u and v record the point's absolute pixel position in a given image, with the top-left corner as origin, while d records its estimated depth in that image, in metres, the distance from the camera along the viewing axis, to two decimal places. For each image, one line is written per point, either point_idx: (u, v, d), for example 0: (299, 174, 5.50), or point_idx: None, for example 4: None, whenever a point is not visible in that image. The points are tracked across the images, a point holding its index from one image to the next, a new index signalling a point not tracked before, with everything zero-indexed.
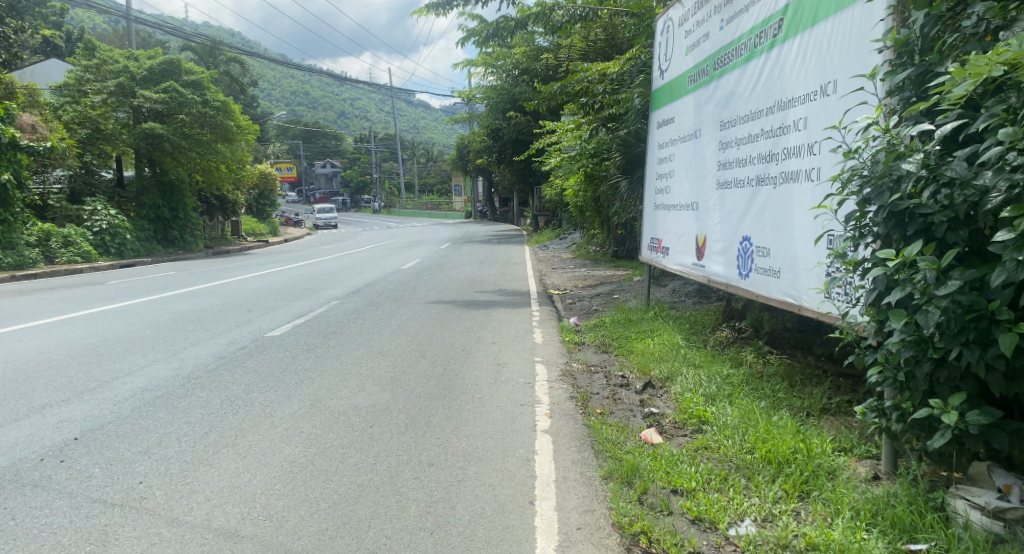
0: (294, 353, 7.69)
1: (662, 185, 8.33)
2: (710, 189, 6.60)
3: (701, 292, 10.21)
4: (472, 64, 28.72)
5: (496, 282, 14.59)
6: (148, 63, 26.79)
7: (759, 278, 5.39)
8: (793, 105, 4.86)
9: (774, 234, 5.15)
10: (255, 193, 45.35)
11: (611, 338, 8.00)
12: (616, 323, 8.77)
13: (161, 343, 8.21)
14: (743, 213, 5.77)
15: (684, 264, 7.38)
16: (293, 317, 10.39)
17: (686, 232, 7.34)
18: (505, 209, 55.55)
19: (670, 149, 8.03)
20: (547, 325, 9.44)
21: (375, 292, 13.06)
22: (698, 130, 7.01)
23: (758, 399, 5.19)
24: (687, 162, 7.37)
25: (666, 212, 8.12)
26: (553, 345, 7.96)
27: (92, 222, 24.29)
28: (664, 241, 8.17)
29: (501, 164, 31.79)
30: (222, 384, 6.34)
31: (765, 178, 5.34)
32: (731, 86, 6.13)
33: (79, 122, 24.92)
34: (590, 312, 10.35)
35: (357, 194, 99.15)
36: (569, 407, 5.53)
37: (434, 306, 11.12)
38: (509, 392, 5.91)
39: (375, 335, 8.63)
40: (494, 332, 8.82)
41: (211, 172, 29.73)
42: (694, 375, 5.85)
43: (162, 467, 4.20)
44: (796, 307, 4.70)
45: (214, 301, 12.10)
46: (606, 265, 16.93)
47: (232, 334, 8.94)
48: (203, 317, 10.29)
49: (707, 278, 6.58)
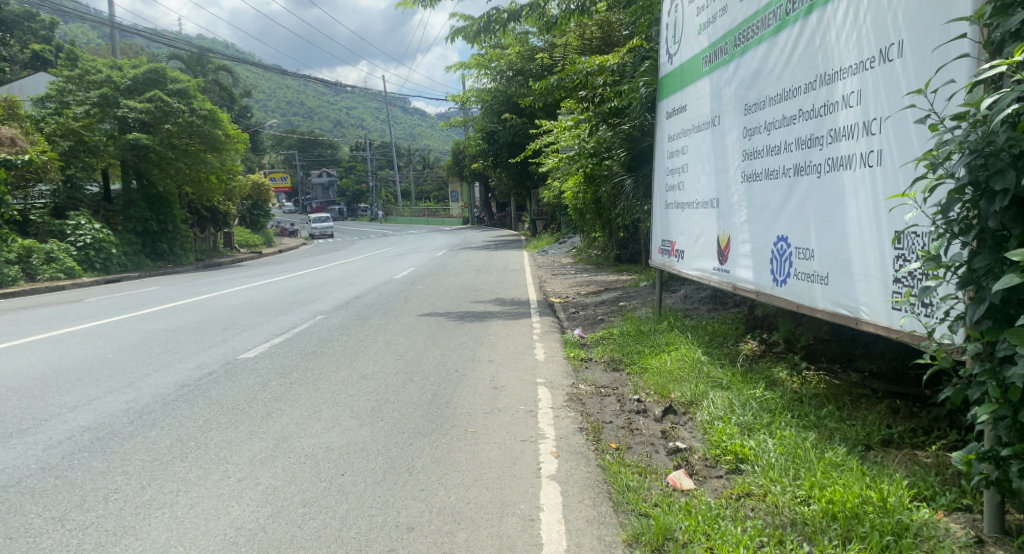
0: (266, 379, 6.85)
1: (674, 181, 7.52)
2: (733, 184, 5.81)
3: (716, 297, 9.41)
4: (466, 66, 28.06)
5: (493, 290, 13.77)
6: (131, 72, 26.01)
7: (800, 285, 4.59)
8: (842, 77, 4.08)
9: (820, 232, 4.35)
10: (248, 204, 44.60)
11: (622, 354, 7.17)
12: (625, 336, 7.92)
13: (122, 370, 7.37)
14: (776, 209, 4.98)
15: (703, 269, 6.57)
16: (273, 335, 9.56)
17: (703, 233, 6.54)
18: (502, 213, 55.08)
19: (683, 141, 7.22)
20: (549, 338, 8.60)
21: (364, 305, 12.24)
22: (716, 117, 6.23)
23: (804, 429, 4.37)
24: (704, 154, 6.56)
25: (680, 211, 7.31)
26: (558, 362, 7.13)
27: (76, 237, 23.45)
28: (677, 243, 7.35)
29: (497, 168, 31.06)
30: (177, 419, 5.49)
31: (805, 166, 4.56)
32: (757, 64, 5.35)
33: (61, 134, 23.86)
34: (596, 322, 9.56)
35: (353, 203, 98.38)
36: (578, 442, 4.71)
37: (426, 319, 10.29)
38: (506, 423, 5.08)
39: (359, 355, 7.78)
40: (491, 347, 8.02)
41: (200, 183, 29.01)
42: (722, 399, 5.02)
43: (74, 542, 3.37)
44: (854, 320, 3.91)
45: (191, 318, 11.26)
46: (609, 269, 16.17)
47: (201, 357, 8.10)
48: (174, 338, 9.45)
49: (732, 285, 5.78)
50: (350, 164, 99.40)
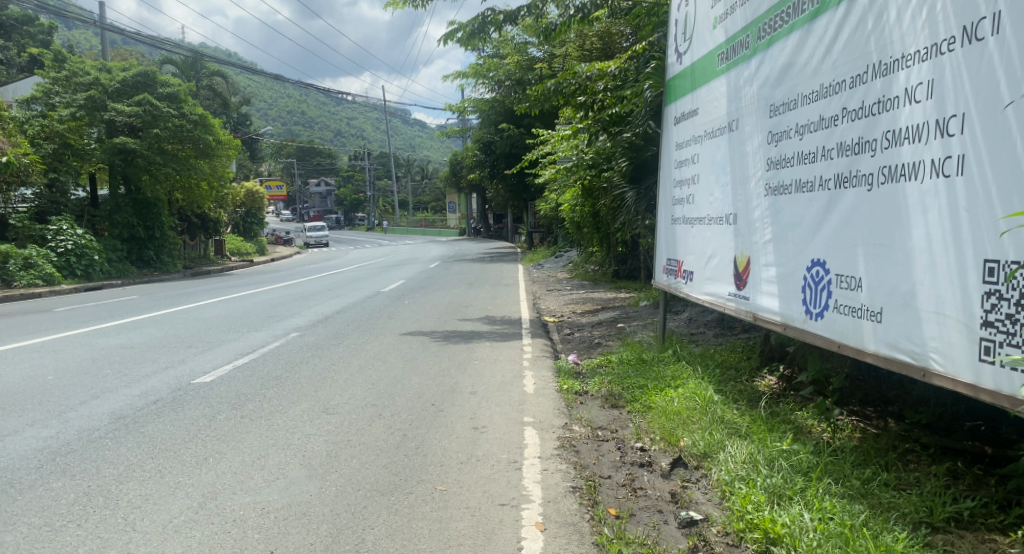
0: (213, 411, 5.98)
1: (681, 194, 6.72)
2: (755, 197, 5.01)
3: (724, 321, 8.65)
4: (463, 74, 27.38)
5: (484, 307, 12.94)
6: (120, 75, 25.14)
7: (842, 320, 3.79)
8: (905, 66, 3.31)
9: (871, 258, 3.55)
10: (241, 211, 43.76)
11: (620, 387, 6.34)
12: (625, 365, 7.08)
13: (57, 396, 6.53)
14: (811, 227, 4.18)
15: (716, 294, 5.76)
16: (237, 355, 8.69)
17: (717, 252, 5.74)
18: (499, 225, 54.36)
19: (693, 148, 6.42)
20: (540, 364, 7.76)
21: (345, 321, 11.37)
22: (733, 121, 5.45)
23: (849, 499, 3.55)
24: (718, 162, 5.77)
25: (689, 227, 6.50)
26: (548, 396, 6.30)
27: (57, 242, 22.60)
28: (686, 263, 6.54)
29: (494, 179, 30.24)
30: (94, 464, 4.61)
31: (849, 177, 3.78)
32: (787, 56, 4.56)
33: (45, 137, 23.33)
34: (593, 346, 8.75)
35: (350, 212, 97.36)
36: (569, 508, 3.89)
37: (407, 340, 9.43)
38: (483, 479, 4.24)
39: (327, 383, 6.92)
40: (476, 374, 7.20)
41: (190, 189, 28.22)
42: (743, 455, 4.21)
43: None
44: (921, 372, 3.12)
45: (155, 334, 10.38)
46: (607, 285, 15.41)
47: (150, 381, 7.22)
48: (128, 358, 8.57)
49: (753, 315, 4.97)
50: (348, 173, 98.62)
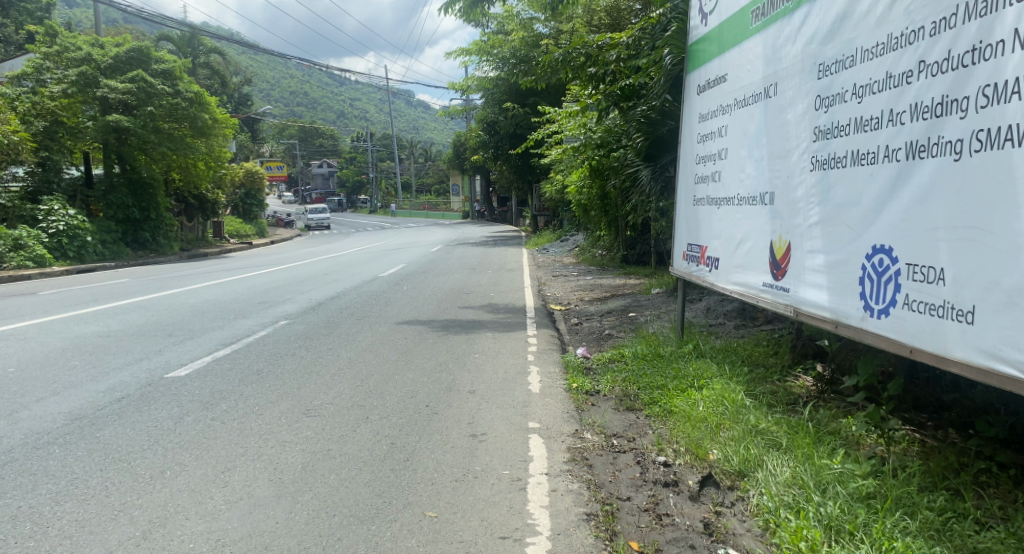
0: (181, 412, 5.33)
1: (705, 172, 6.04)
2: (797, 172, 4.34)
3: (745, 311, 8.00)
4: (467, 52, 26.59)
5: (486, 293, 12.28)
6: (114, 50, 24.25)
7: (915, 320, 3.14)
8: (1015, 2, 2.69)
9: (959, 246, 2.91)
10: (241, 193, 43.04)
11: (636, 387, 5.70)
12: (640, 360, 6.45)
13: (13, 391, 5.91)
14: (871, 208, 3.51)
15: (746, 284, 5.09)
16: (218, 346, 8.03)
17: (749, 237, 5.07)
18: (503, 208, 53.62)
19: (721, 120, 5.72)
20: (546, 358, 7.13)
21: (339, 308, 10.71)
22: (771, 86, 4.77)
23: (925, 539, 2.94)
24: (752, 134, 5.09)
25: (713, 208, 5.83)
26: (556, 396, 5.66)
27: (48, 223, 21.93)
28: (709, 249, 5.87)
29: (498, 161, 29.46)
30: (31, 479, 3.97)
31: (925, 144, 3.12)
32: (841, 6, 3.87)
33: (36, 114, 22.71)
34: (602, 337, 8.12)
35: (353, 195, 96.22)
36: (584, 542, 3.29)
37: (403, 330, 8.77)
38: (480, 503, 3.63)
39: (311, 380, 6.27)
40: (476, 369, 6.58)
41: (187, 168, 27.50)
42: (788, 476, 3.59)
43: None
44: None
45: (135, 321, 9.72)
46: (615, 270, 14.77)
47: (119, 375, 6.59)
48: (102, 347, 7.93)
49: (793, 310, 4.31)
50: (351, 155, 97.63)
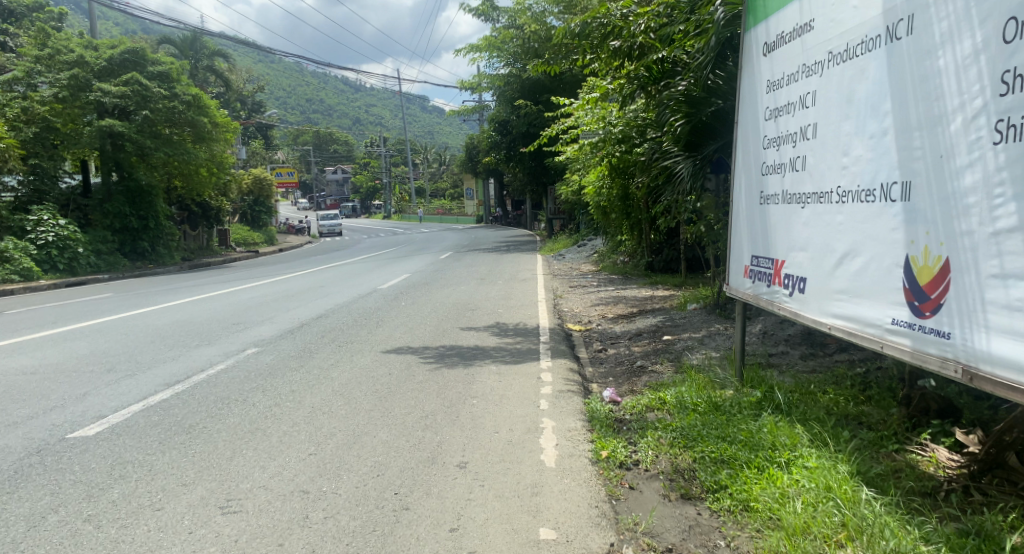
0: (49, 507, 3.76)
1: (779, 158, 4.41)
2: (964, 148, 2.76)
3: (812, 337, 6.36)
4: (475, 49, 25.18)
5: (493, 310, 10.68)
6: (107, 52, 22.58)
7: None
8: None
9: None
10: (249, 200, 41.67)
11: (688, 458, 4.09)
12: (689, 410, 4.81)
13: None
14: None
15: (857, 320, 3.48)
16: (159, 387, 6.47)
17: (862, 249, 3.46)
18: (518, 212, 51.98)
19: (803, 84, 4.09)
20: (561, 405, 5.51)
21: (321, 332, 9.11)
22: (900, 22, 3.17)
23: None
24: (861, 98, 3.48)
25: (793, 208, 4.21)
26: (576, 475, 4.05)
27: (36, 234, 20.54)
28: (789, 264, 4.24)
29: (510, 162, 27.88)
30: None
31: None
32: None
33: (27, 120, 21.20)
34: (633, 370, 6.50)
35: (366, 200, 94.89)
36: None
37: (388, 362, 7.15)
38: None
39: (250, 445, 4.69)
40: (468, 425, 4.97)
41: (191, 176, 25.98)
42: None
43: None
44: None
45: (78, 351, 8.17)
46: (639, 279, 13.12)
47: (9, 437, 5.02)
48: (15, 390, 6.38)
49: (964, 368, 2.74)
50: (364, 160, 96.56)
